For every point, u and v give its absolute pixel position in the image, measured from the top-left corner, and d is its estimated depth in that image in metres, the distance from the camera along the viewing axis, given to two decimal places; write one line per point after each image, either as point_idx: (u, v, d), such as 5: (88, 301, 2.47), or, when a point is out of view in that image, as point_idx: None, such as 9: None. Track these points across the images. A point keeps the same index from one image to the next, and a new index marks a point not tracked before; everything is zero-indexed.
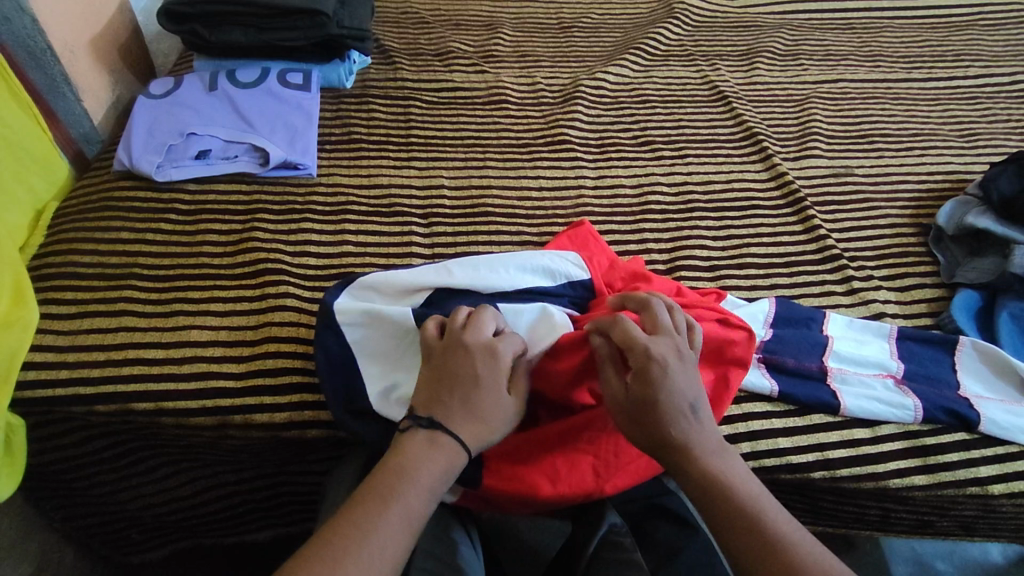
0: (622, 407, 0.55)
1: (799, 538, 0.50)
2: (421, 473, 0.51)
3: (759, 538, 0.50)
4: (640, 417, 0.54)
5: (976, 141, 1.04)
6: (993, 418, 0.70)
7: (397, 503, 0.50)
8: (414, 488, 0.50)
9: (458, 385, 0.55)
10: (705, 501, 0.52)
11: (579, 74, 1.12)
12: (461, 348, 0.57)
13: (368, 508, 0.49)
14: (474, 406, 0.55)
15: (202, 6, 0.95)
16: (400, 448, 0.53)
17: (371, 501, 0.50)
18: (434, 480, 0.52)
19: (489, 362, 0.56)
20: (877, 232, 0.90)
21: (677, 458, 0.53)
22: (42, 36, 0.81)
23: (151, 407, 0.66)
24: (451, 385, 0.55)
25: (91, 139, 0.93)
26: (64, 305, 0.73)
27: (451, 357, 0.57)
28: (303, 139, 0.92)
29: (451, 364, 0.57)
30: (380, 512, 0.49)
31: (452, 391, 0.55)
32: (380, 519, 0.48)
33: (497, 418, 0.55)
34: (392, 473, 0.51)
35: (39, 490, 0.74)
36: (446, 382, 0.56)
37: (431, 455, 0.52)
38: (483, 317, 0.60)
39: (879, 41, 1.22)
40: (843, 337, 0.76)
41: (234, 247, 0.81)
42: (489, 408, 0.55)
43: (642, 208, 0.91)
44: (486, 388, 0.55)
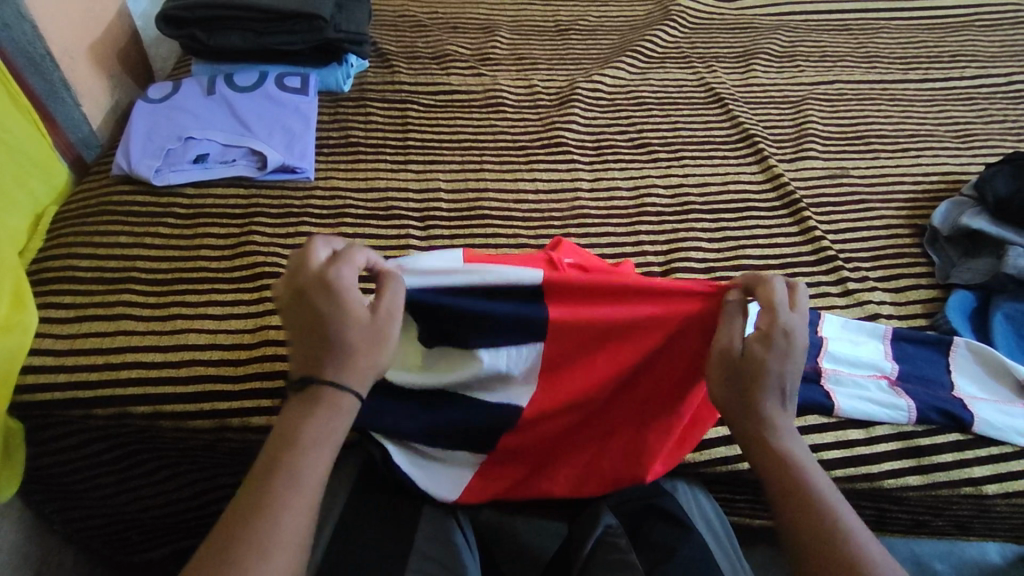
0: (727, 367, 0.55)
1: (865, 538, 0.48)
2: (312, 438, 0.50)
3: (821, 525, 0.49)
4: (744, 382, 0.54)
5: (972, 142, 1.04)
6: (987, 419, 0.70)
7: (289, 473, 0.48)
8: (303, 453, 0.49)
9: (308, 325, 0.52)
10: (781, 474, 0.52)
11: (575, 77, 1.12)
12: (298, 287, 0.53)
13: (262, 484, 0.47)
14: (343, 345, 0.52)
15: (200, 10, 0.96)
16: (287, 416, 0.51)
17: (263, 478, 0.48)
18: (329, 440, 0.50)
19: (328, 295, 0.52)
20: (872, 233, 0.91)
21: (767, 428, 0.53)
22: (41, 42, 0.82)
23: (150, 410, 0.67)
24: (310, 336, 0.52)
25: (90, 143, 0.93)
26: (63, 308, 0.73)
27: (293, 300, 0.53)
28: (301, 142, 0.92)
29: (295, 309, 0.53)
30: (275, 486, 0.47)
31: (313, 343, 0.52)
32: (277, 493, 0.47)
33: (376, 350, 0.53)
34: (282, 444, 0.49)
35: (38, 493, 0.75)
36: (300, 327, 0.53)
37: (317, 409, 0.51)
38: (312, 250, 0.55)
39: (876, 42, 1.23)
40: (837, 338, 0.76)
41: (232, 251, 0.81)
42: (354, 339, 0.52)
43: (638, 210, 0.92)
44: (341, 322, 0.52)
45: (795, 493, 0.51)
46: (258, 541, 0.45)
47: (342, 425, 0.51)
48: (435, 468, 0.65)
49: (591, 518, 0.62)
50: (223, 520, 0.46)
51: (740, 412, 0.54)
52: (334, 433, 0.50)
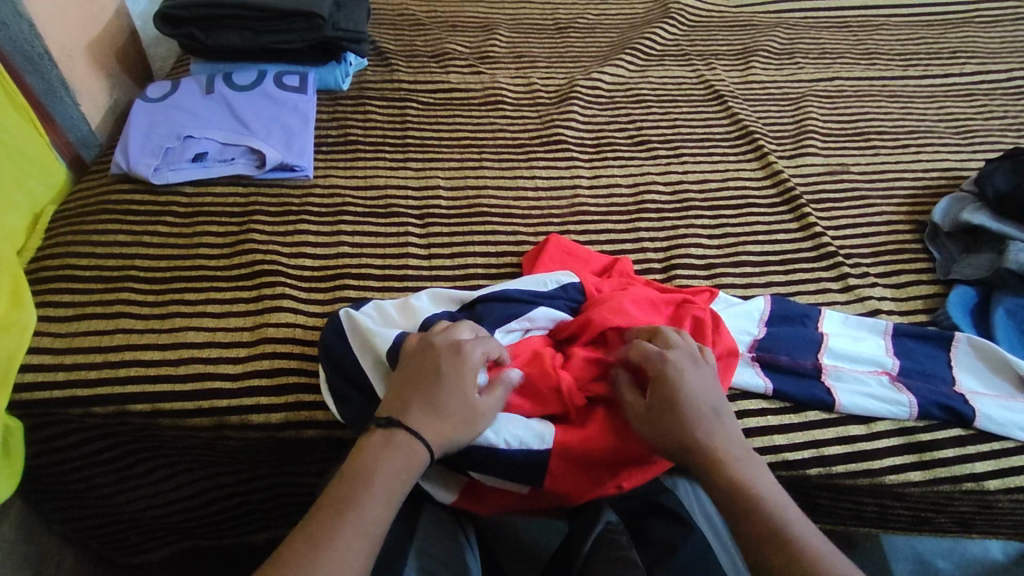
0: (642, 415, 0.59)
1: (816, 542, 0.51)
2: (383, 477, 0.53)
3: (775, 542, 0.51)
4: (659, 424, 0.58)
5: (972, 137, 1.04)
6: (989, 414, 0.70)
7: (356, 508, 0.51)
8: (368, 491, 0.52)
9: (422, 383, 0.58)
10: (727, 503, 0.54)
11: (574, 75, 1.12)
12: (431, 350, 0.60)
13: (333, 514, 0.51)
14: (439, 407, 0.57)
15: (199, 9, 0.95)
16: (366, 448, 0.55)
17: (333, 508, 0.51)
18: (398, 484, 0.53)
19: (455, 365, 0.59)
20: (872, 229, 0.91)
21: (700, 460, 0.56)
22: (39, 41, 0.82)
23: (148, 408, 0.67)
24: (416, 388, 0.58)
25: (89, 142, 0.93)
26: (61, 307, 0.73)
27: (420, 358, 0.60)
28: (300, 141, 0.92)
29: (419, 364, 0.59)
30: (342, 517, 0.51)
31: (415, 394, 0.57)
32: (344, 526, 0.50)
33: (464, 418, 0.57)
34: (352, 478, 0.53)
35: (37, 492, 0.75)
36: (411, 381, 0.58)
37: (393, 454, 0.54)
38: (460, 328, 0.63)
39: (875, 38, 1.22)
40: (838, 334, 0.76)
41: (231, 249, 0.81)
42: (452, 408, 0.57)
43: (637, 207, 0.91)
44: (449, 387, 0.57)
45: (748, 515, 0.53)
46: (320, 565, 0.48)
47: (404, 482, 0.53)
48: (438, 471, 0.65)
49: (593, 512, 0.61)
50: (291, 539, 0.50)
51: (670, 452, 0.57)
52: (404, 476, 0.53)
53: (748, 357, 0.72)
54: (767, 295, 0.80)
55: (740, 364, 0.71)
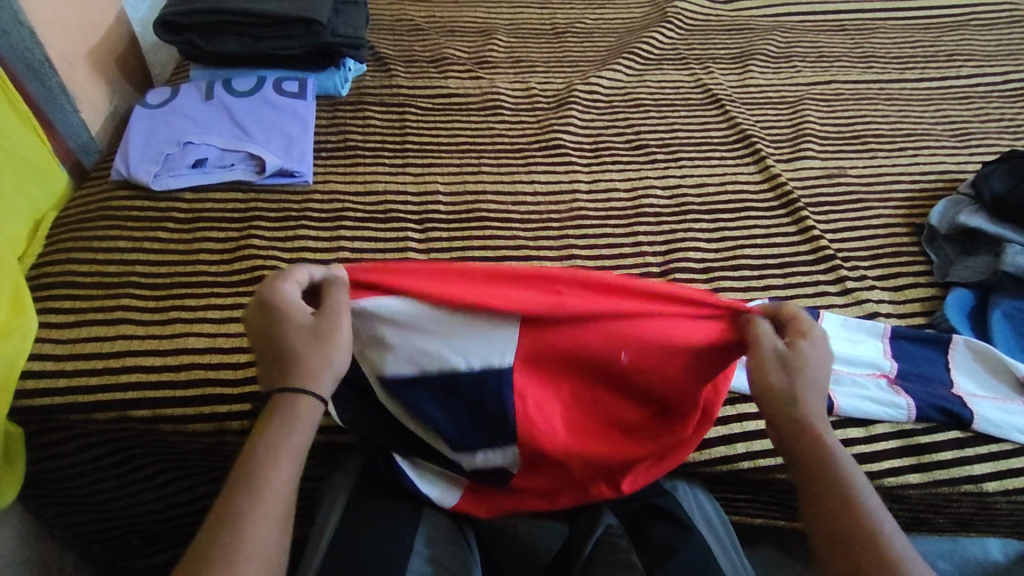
0: (757, 371, 0.54)
1: (899, 541, 0.48)
2: (277, 441, 0.49)
3: (858, 530, 0.48)
4: (774, 385, 0.53)
5: (969, 140, 1.04)
6: (986, 416, 0.70)
7: (254, 488, 0.47)
8: (276, 462, 0.48)
9: (265, 345, 0.53)
10: (814, 477, 0.51)
11: (573, 79, 1.12)
12: (256, 311, 0.54)
13: (231, 496, 0.47)
14: (298, 357, 0.52)
15: (199, 16, 0.96)
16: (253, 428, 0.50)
17: (230, 494, 0.47)
18: (296, 443, 0.50)
19: (275, 314, 0.53)
20: (870, 232, 0.91)
21: (799, 430, 0.53)
22: (40, 49, 0.82)
23: (149, 414, 0.67)
24: (265, 355, 0.53)
25: (89, 148, 0.94)
26: (62, 313, 0.73)
27: (257, 325, 0.54)
28: (299, 146, 0.93)
29: (259, 329, 0.54)
30: (242, 498, 0.46)
31: (268, 360, 0.53)
32: (245, 506, 0.46)
33: (324, 349, 0.53)
34: (244, 462, 0.48)
35: (38, 498, 0.75)
36: (266, 347, 0.53)
37: (287, 416, 0.50)
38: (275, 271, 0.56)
39: (872, 42, 1.23)
40: (837, 337, 0.76)
41: (231, 255, 0.82)
42: (305, 348, 0.52)
43: (636, 211, 0.92)
44: (294, 336, 0.52)
45: (832, 497, 0.50)
46: (229, 554, 0.44)
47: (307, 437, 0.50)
48: (439, 474, 0.64)
49: (592, 517, 0.62)
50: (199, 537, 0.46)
51: (771, 414, 0.54)
52: (297, 433, 0.50)
53: None
54: (766, 298, 0.80)
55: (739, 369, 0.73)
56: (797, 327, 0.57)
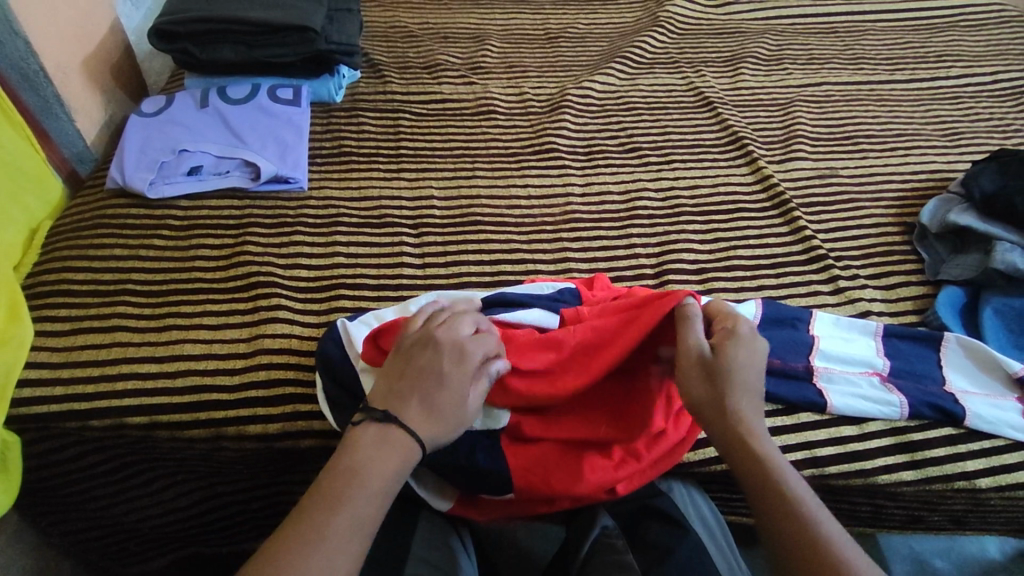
0: (691, 380, 0.57)
1: (841, 537, 0.49)
2: (371, 470, 0.51)
3: (797, 529, 0.49)
4: (710, 392, 0.56)
5: (959, 140, 1.05)
6: (979, 412, 0.71)
7: (343, 506, 0.49)
8: (360, 490, 0.50)
9: (413, 373, 0.56)
10: (758, 481, 0.52)
11: (566, 84, 1.13)
12: (423, 339, 0.59)
13: (316, 508, 0.49)
14: (438, 403, 0.55)
15: (193, 24, 0.96)
16: (354, 445, 0.53)
17: (317, 504, 0.49)
18: (389, 478, 0.51)
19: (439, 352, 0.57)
20: (862, 232, 0.92)
21: (737, 436, 0.54)
22: (35, 58, 0.83)
23: (146, 421, 0.67)
24: (413, 381, 0.56)
25: (85, 157, 0.94)
26: (58, 321, 0.74)
27: (413, 352, 0.58)
28: (294, 153, 0.93)
29: (415, 355, 0.57)
30: (328, 513, 0.48)
31: (412, 386, 0.56)
32: (328, 523, 0.48)
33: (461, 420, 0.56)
34: (337, 475, 0.50)
35: (35, 506, 0.75)
36: (409, 374, 0.56)
37: (393, 450, 0.52)
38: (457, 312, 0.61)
39: (862, 44, 1.24)
40: (830, 336, 0.76)
41: (226, 261, 0.82)
42: (449, 400, 0.55)
43: (630, 213, 0.92)
44: (451, 382, 0.56)
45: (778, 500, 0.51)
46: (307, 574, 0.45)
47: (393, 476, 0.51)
48: (434, 477, 0.64)
49: (589, 518, 0.62)
50: (276, 532, 0.48)
51: (709, 422, 0.55)
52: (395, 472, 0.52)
53: None
54: (759, 298, 0.80)
55: None
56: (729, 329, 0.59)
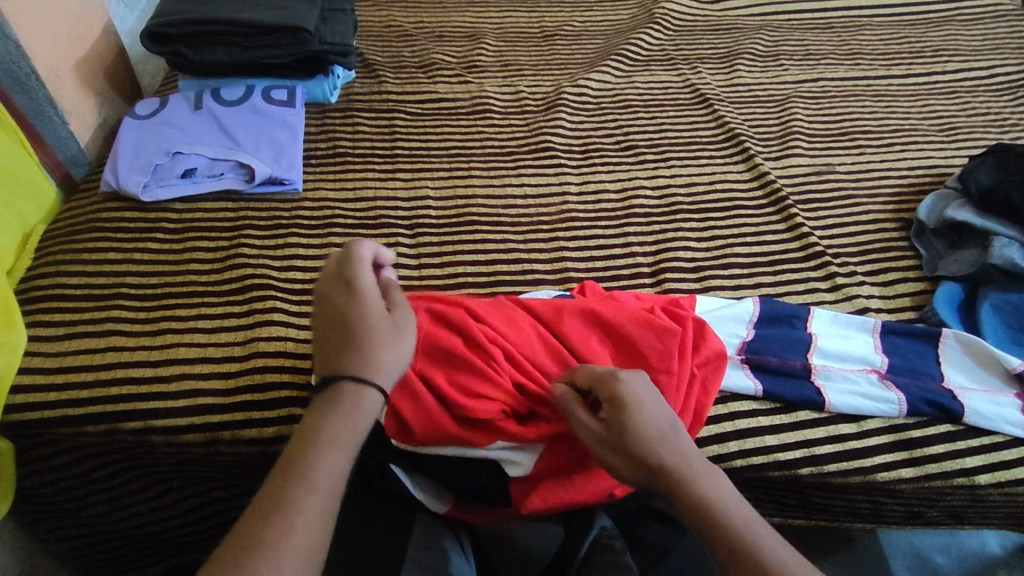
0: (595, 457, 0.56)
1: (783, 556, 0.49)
2: (328, 434, 0.51)
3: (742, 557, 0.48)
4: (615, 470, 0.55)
5: (956, 135, 1.05)
6: (978, 409, 0.70)
7: (311, 469, 0.49)
8: (325, 450, 0.50)
9: (331, 321, 0.56)
10: (706, 537, 0.51)
11: (561, 82, 1.13)
12: (328, 288, 0.58)
13: (278, 487, 0.48)
14: (375, 347, 0.55)
15: (186, 27, 0.96)
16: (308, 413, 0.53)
17: (278, 484, 0.48)
18: (348, 436, 0.51)
19: (353, 295, 0.57)
20: (859, 228, 0.91)
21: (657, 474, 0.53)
22: (26, 61, 0.82)
23: (141, 426, 0.67)
24: (329, 333, 0.56)
25: (78, 160, 0.94)
26: (52, 326, 0.73)
27: (324, 303, 0.58)
28: (288, 155, 0.93)
29: (325, 303, 0.58)
30: (290, 487, 0.48)
31: (332, 338, 0.56)
32: (296, 499, 0.47)
33: (391, 339, 0.56)
34: (304, 440, 0.51)
35: (31, 512, 0.75)
36: (327, 325, 0.56)
37: (337, 401, 0.52)
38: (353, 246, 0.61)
39: (858, 39, 1.24)
40: (826, 333, 0.76)
41: (221, 264, 0.82)
42: (378, 334, 0.55)
43: (626, 212, 0.92)
44: (360, 315, 0.56)
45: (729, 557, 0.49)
46: (283, 538, 0.45)
47: (357, 428, 0.52)
48: (431, 481, 0.65)
49: (586, 517, 0.62)
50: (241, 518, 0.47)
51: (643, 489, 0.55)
52: (353, 426, 0.52)
53: (738, 359, 0.73)
54: (756, 296, 0.80)
55: (730, 367, 0.72)
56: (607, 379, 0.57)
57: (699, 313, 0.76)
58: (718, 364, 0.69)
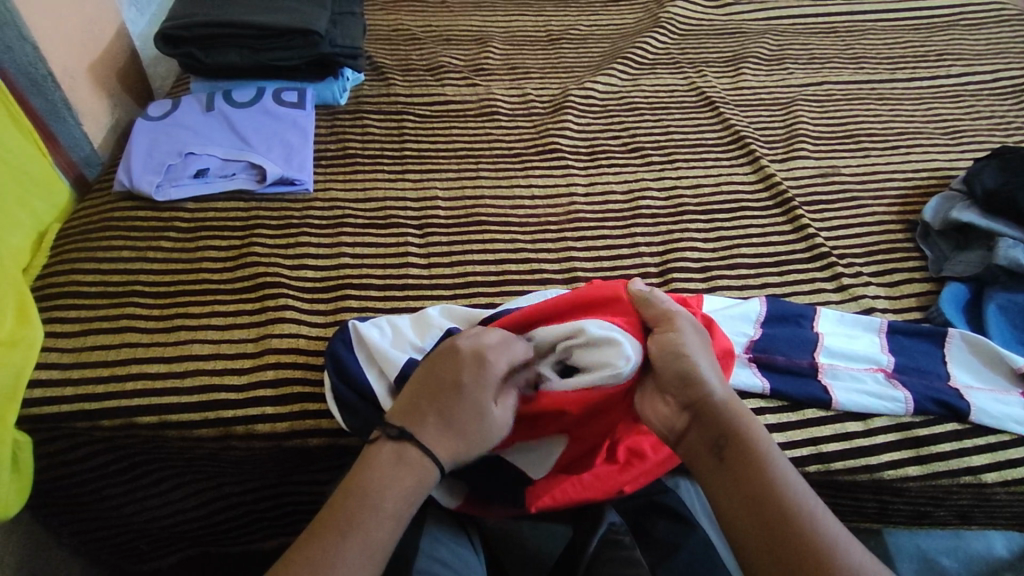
0: (666, 369, 0.57)
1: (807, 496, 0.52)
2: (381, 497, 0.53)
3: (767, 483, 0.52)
4: (681, 392, 0.57)
5: (960, 137, 1.06)
6: (984, 408, 0.71)
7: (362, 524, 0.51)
8: (376, 508, 0.52)
9: (441, 391, 0.57)
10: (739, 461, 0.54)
11: (568, 85, 1.14)
12: (458, 355, 0.58)
13: (323, 536, 0.51)
14: (463, 435, 0.56)
15: (199, 29, 0.97)
16: (370, 471, 0.54)
17: (336, 521, 0.51)
18: (400, 505, 0.53)
19: (476, 375, 0.57)
20: (865, 230, 0.92)
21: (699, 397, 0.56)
22: (43, 63, 0.84)
23: (156, 420, 0.68)
24: (434, 400, 0.57)
25: (92, 161, 0.95)
26: (68, 323, 0.74)
27: (447, 366, 0.58)
28: (299, 155, 0.94)
29: (441, 368, 0.58)
30: (336, 537, 0.50)
31: (432, 406, 0.57)
32: (338, 553, 0.49)
33: (483, 439, 0.57)
34: (363, 488, 0.53)
35: (45, 506, 0.76)
36: (438, 391, 0.57)
37: (413, 473, 0.54)
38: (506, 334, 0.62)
39: (862, 43, 1.24)
40: (833, 333, 0.77)
41: (233, 263, 0.83)
42: (474, 435, 0.56)
43: (633, 213, 0.93)
44: (467, 404, 0.56)
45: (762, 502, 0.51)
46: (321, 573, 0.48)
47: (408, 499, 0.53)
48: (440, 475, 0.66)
49: (594, 516, 0.63)
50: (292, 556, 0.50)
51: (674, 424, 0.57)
52: (407, 499, 0.53)
53: (746, 358, 0.73)
54: (762, 296, 0.81)
55: (737, 365, 0.73)
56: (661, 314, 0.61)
57: (707, 311, 0.77)
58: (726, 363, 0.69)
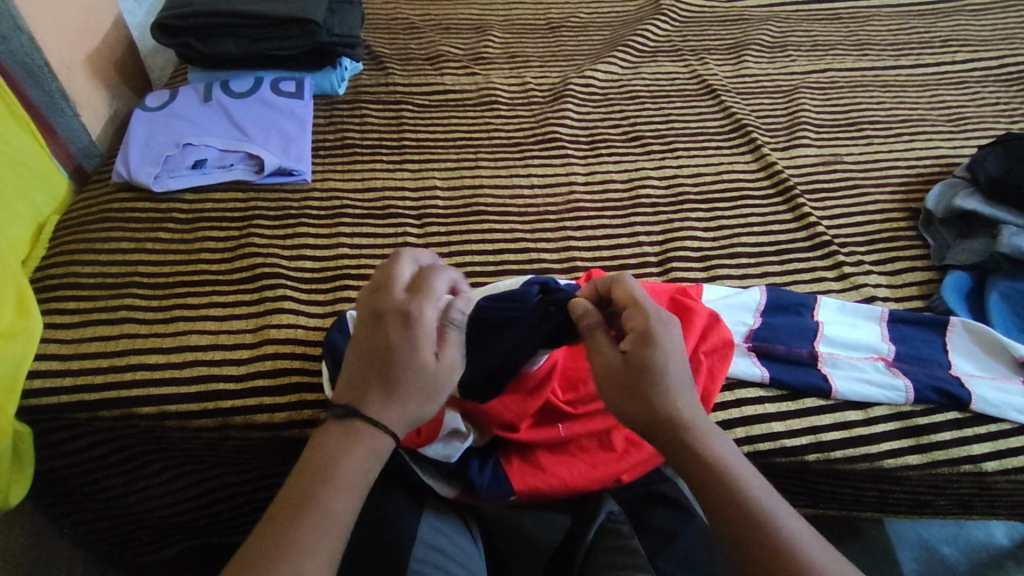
0: (619, 371, 0.53)
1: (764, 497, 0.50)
2: (336, 472, 0.50)
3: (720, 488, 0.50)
4: (637, 384, 0.52)
5: (964, 124, 1.05)
6: (985, 397, 0.70)
7: (320, 503, 0.48)
8: (332, 486, 0.49)
9: (370, 356, 0.52)
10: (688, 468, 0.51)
11: (568, 73, 1.13)
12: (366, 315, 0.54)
13: (281, 530, 0.47)
14: (387, 395, 0.51)
15: (194, 19, 0.96)
16: (321, 450, 0.51)
17: (298, 501, 0.48)
18: (358, 474, 0.50)
19: (381, 331, 0.53)
20: (867, 218, 0.91)
21: (644, 401, 0.52)
22: (39, 54, 0.83)
23: (154, 411, 0.68)
24: (365, 368, 0.52)
25: (90, 152, 0.95)
26: (66, 314, 0.74)
27: (371, 327, 0.53)
28: (297, 146, 0.93)
29: (370, 335, 0.53)
30: (294, 525, 0.47)
31: (365, 374, 0.52)
32: (304, 533, 0.47)
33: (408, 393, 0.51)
34: (318, 468, 0.50)
35: (47, 497, 0.76)
36: (366, 356, 0.53)
37: (343, 440, 0.50)
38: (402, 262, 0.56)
39: (866, 29, 1.23)
40: (834, 322, 0.76)
41: (231, 254, 0.82)
42: (403, 385, 0.51)
43: (633, 202, 0.92)
44: (382, 363, 0.52)
45: (723, 502, 0.50)
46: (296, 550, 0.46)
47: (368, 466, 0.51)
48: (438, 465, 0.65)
49: (593, 503, 0.65)
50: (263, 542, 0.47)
51: (635, 415, 0.52)
52: (359, 463, 0.50)
53: (745, 347, 0.73)
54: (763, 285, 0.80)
55: (736, 355, 0.73)
56: (631, 310, 0.54)
57: (707, 301, 0.77)
58: (725, 353, 0.69)
